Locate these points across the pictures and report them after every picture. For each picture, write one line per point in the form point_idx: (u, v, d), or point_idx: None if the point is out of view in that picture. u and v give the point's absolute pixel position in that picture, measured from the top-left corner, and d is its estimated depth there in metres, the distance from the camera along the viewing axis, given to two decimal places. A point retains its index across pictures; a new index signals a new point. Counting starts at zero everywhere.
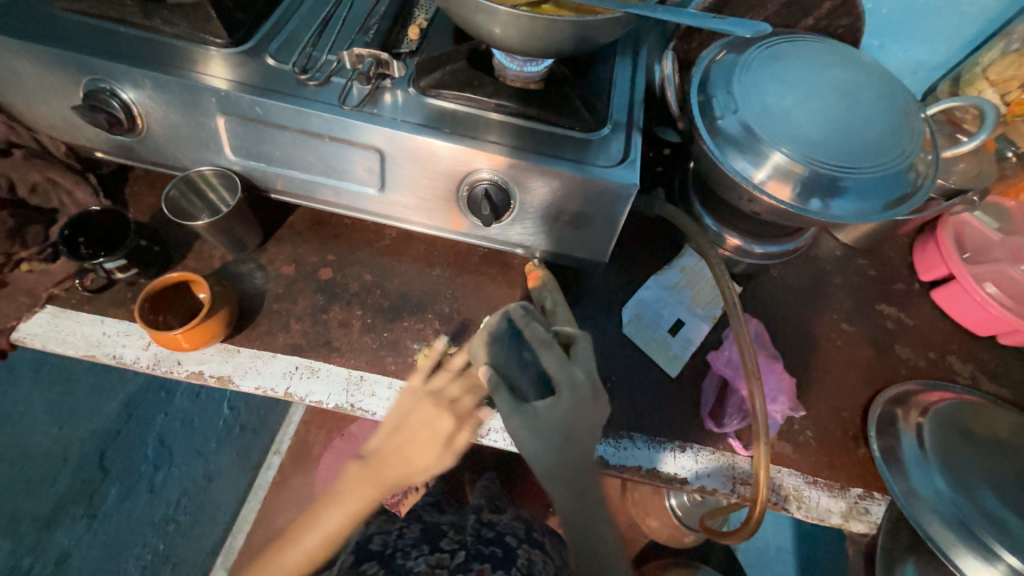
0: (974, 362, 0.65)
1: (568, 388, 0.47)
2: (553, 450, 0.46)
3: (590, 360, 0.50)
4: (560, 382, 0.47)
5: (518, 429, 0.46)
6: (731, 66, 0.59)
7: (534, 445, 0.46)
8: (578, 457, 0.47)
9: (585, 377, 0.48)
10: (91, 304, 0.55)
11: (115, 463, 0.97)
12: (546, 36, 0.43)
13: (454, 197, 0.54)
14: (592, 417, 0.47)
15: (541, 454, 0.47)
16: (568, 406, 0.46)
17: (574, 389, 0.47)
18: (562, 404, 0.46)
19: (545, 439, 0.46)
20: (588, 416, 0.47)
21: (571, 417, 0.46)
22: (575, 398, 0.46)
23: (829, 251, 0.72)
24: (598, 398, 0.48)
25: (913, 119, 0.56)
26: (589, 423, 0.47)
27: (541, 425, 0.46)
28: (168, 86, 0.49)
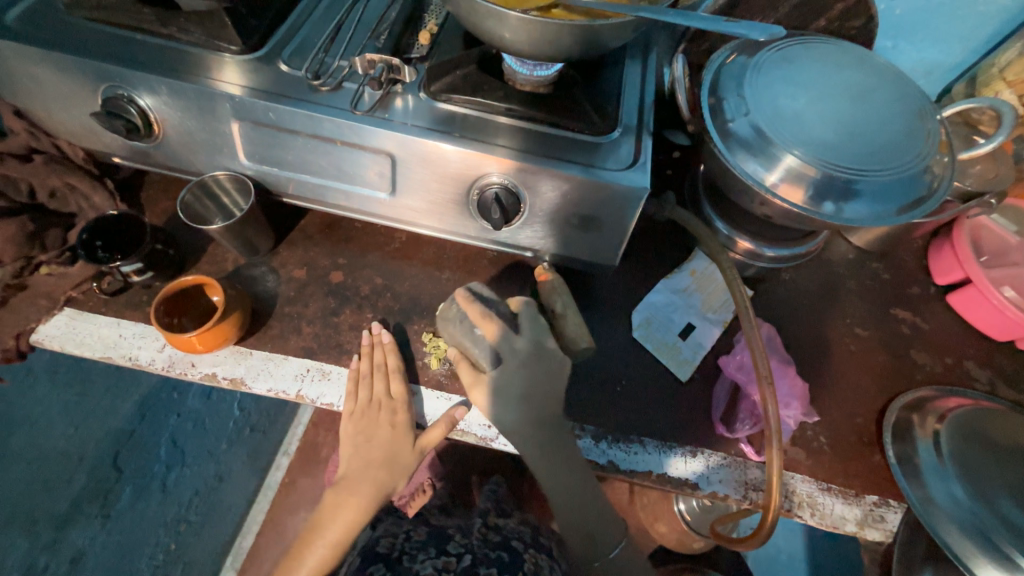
0: (992, 367, 0.63)
1: (515, 353, 0.51)
2: (518, 412, 0.51)
3: (539, 326, 0.53)
4: (506, 351, 0.51)
5: (484, 400, 0.52)
6: (743, 68, 0.58)
7: (499, 410, 0.52)
8: (542, 419, 0.51)
9: (534, 340, 0.52)
10: (108, 306, 0.56)
11: (129, 464, 0.94)
12: (556, 40, 0.43)
13: (465, 201, 0.55)
14: (551, 374, 0.52)
15: (509, 420, 0.52)
16: (520, 368, 0.51)
17: (520, 353, 0.51)
18: (511, 368, 0.51)
19: (507, 401, 0.51)
20: (545, 373, 0.51)
21: (524, 378, 0.51)
22: (522, 360, 0.51)
23: (842, 255, 0.72)
24: (551, 356, 0.52)
25: (929, 121, 0.55)
26: (546, 379, 0.51)
27: (500, 390, 0.51)
28: (184, 92, 0.50)
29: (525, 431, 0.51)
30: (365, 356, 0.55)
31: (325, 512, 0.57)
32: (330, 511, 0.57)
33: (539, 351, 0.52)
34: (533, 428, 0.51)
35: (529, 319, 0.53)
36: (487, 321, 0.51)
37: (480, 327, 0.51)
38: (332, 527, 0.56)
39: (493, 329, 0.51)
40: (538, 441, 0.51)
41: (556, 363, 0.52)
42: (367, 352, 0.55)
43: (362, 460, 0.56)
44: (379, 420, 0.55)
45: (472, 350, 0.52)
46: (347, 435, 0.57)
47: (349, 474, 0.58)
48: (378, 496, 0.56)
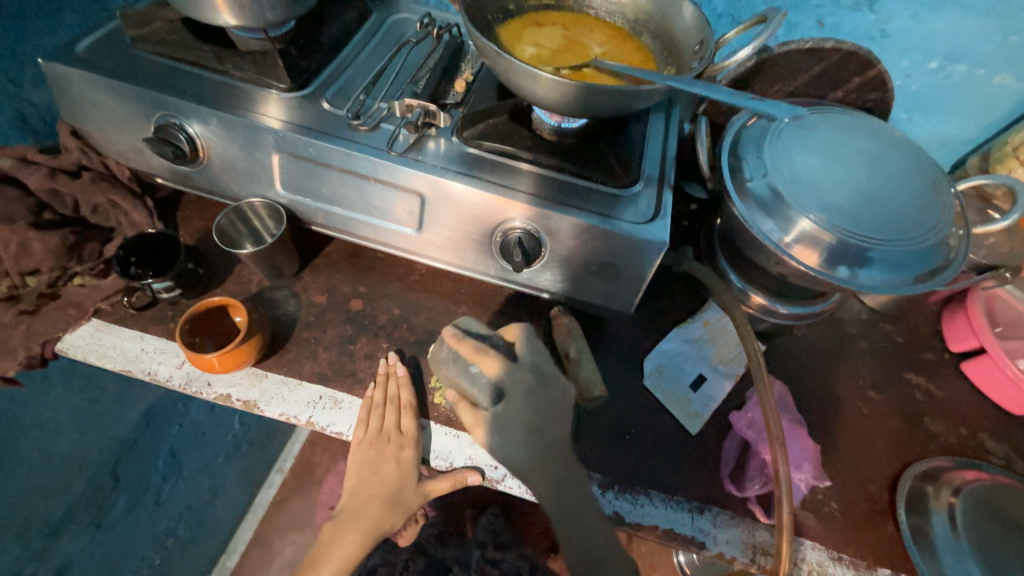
0: (1008, 441, 0.62)
1: (515, 381, 0.51)
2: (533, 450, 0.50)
3: (540, 353, 0.54)
4: (509, 382, 0.51)
5: (493, 436, 0.50)
6: (762, 131, 0.60)
7: (508, 447, 0.51)
8: (550, 449, 0.51)
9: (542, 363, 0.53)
10: (134, 320, 0.58)
11: (126, 473, 0.91)
12: (587, 100, 0.46)
13: (488, 241, 0.56)
14: (556, 399, 0.52)
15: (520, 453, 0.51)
16: (524, 398, 0.51)
17: (524, 382, 0.51)
18: (517, 395, 0.51)
19: (512, 434, 0.51)
20: (548, 398, 0.52)
21: (529, 407, 0.51)
22: (525, 388, 0.51)
23: (854, 315, 0.72)
24: (554, 380, 0.53)
25: (944, 194, 0.56)
26: (551, 404, 0.52)
27: (503, 426, 0.51)
28: (231, 124, 0.53)
29: (531, 469, 0.51)
30: (380, 383, 0.56)
31: (323, 548, 0.58)
32: (331, 541, 0.58)
33: (542, 375, 0.53)
34: (545, 461, 0.50)
35: (528, 345, 0.54)
36: (482, 356, 0.51)
37: (475, 362, 0.52)
38: (328, 566, 0.56)
39: (491, 363, 0.51)
40: (545, 474, 0.50)
41: (561, 386, 0.53)
42: (383, 382, 0.56)
43: (367, 497, 0.58)
44: (387, 453, 0.55)
45: (470, 388, 0.52)
46: (355, 465, 0.58)
47: (353, 506, 0.59)
48: (381, 528, 0.57)
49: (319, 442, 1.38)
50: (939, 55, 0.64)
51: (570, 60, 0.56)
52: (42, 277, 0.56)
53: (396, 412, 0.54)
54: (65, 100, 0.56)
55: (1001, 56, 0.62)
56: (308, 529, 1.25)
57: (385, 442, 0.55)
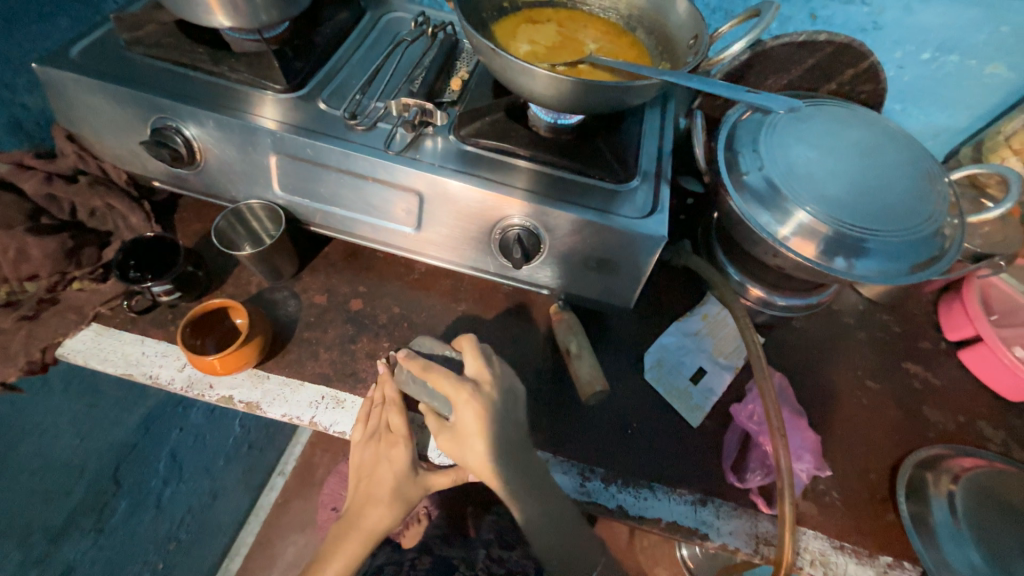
0: (1005, 428, 0.63)
1: (462, 395, 0.49)
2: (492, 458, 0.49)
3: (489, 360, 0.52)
4: (457, 397, 0.49)
5: (451, 447, 0.50)
6: (758, 125, 0.61)
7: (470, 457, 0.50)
8: (511, 453, 0.50)
9: (484, 374, 0.50)
10: (134, 323, 0.57)
11: (127, 478, 0.90)
12: (582, 96, 0.46)
13: (486, 238, 0.57)
14: (506, 403, 0.50)
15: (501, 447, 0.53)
16: (472, 411, 0.49)
17: (471, 393, 0.49)
18: (465, 411, 0.49)
19: (473, 449, 0.49)
20: (500, 404, 0.50)
21: (480, 418, 0.49)
22: (472, 400, 0.48)
23: (852, 305, 0.73)
24: (501, 386, 0.51)
25: (938, 184, 0.57)
26: (502, 408, 0.50)
27: (458, 436, 0.50)
28: (227, 126, 0.53)
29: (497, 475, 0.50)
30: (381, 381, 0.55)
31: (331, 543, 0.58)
32: (334, 542, 0.58)
33: (488, 385, 0.50)
34: (503, 466, 0.49)
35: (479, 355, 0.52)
36: (429, 374, 0.50)
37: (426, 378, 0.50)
38: (332, 567, 0.56)
39: (437, 379, 0.50)
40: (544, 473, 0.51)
41: (508, 391, 0.51)
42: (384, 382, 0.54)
43: (365, 497, 0.57)
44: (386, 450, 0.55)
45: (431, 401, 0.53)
46: (356, 464, 0.58)
47: (353, 505, 0.58)
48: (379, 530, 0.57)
49: (320, 444, 1.37)
50: (931, 46, 0.65)
51: (565, 56, 0.57)
52: (41, 282, 0.56)
53: (400, 414, 0.53)
54: (60, 105, 0.56)
55: (992, 46, 0.63)
56: (310, 531, 1.25)
57: (383, 444, 0.54)
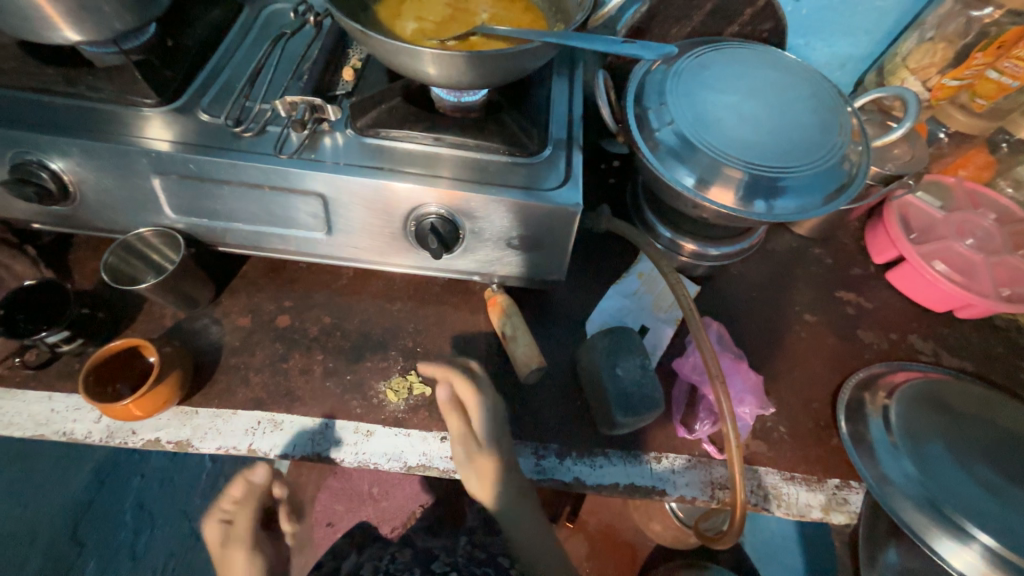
0: (934, 338, 0.66)
1: (605, 382, 0.53)
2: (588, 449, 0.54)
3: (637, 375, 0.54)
4: (608, 382, 0.53)
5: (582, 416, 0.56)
6: (664, 77, 0.60)
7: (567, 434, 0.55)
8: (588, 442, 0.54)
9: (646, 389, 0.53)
10: (38, 379, 0.53)
11: (91, 535, 0.87)
12: (469, 69, 0.44)
13: (404, 232, 0.54)
14: (603, 412, 0.53)
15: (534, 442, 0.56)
16: (609, 400, 0.53)
17: (608, 384, 0.53)
18: (606, 392, 0.53)
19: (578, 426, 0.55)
20: (602, 408, 0.53)
21: (604, 406, 0.53)
22: (618, 397, 0.52)
23: (785, 244, 0.74)
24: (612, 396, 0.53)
25: (843, 112, 0.57)
26: (608, 410, 0.53)
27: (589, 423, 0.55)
28: (96, 151, 0.48)
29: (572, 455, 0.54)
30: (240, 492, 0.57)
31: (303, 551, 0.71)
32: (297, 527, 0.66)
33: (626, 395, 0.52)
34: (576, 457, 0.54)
35: (628, 357, 0.55)
36: (622, 346, 0.55)
37: (609, 359, 0.54)
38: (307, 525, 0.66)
39: (615, 362, 0.54)
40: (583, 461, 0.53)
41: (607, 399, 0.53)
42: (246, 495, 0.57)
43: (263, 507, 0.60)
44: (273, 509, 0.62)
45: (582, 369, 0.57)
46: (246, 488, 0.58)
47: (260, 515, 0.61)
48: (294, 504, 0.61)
49: None
50: None
51: (454, 30, 0.54)
52: None
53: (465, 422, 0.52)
54: None
55: None
56: None
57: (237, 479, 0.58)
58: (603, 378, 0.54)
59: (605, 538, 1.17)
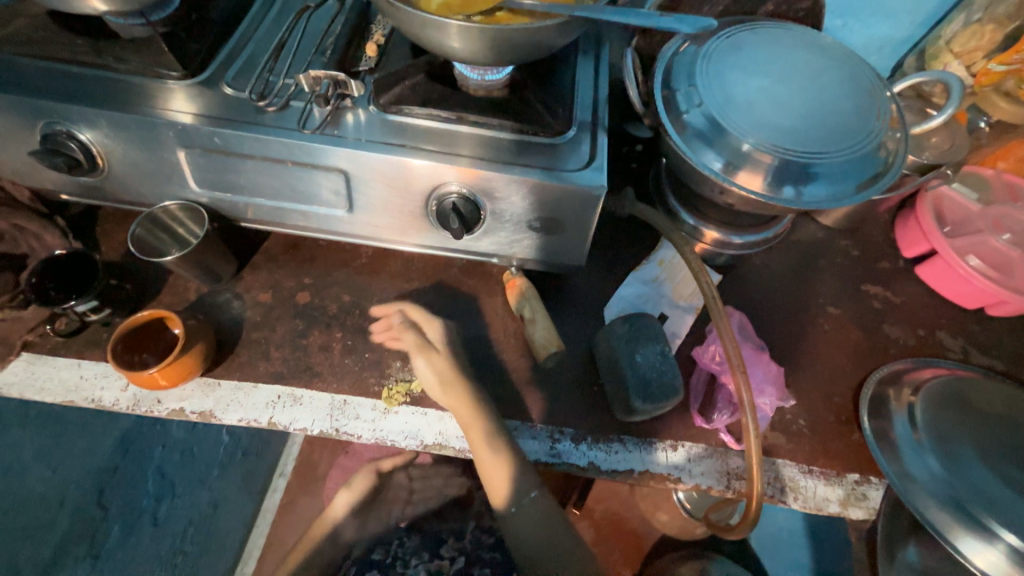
0: (964, 336, 0.64)
1: (620, 363, 0.53)
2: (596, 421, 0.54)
3: (655, 358, 0.53)
4: (622, 361, 0.53)
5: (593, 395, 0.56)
6: (694, 58, 0.58)
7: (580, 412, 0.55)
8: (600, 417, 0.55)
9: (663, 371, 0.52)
10: (67, 347, 0.54)
11: (114, 500, 0.88)
12: (497, 44, 0.43)
13: (425, 211, 0.54)
14: (617, 392, 0.53)
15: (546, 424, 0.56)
16: (623, 381, 0.53)
17: (621, 363, 0.53)
18: (620, 373, 0.53)
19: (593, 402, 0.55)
20: (617, 388, 0.54)
21: (618, 386, 0.53)
22: (634, 378, 0.52)
23: (811, 235, 0.72)
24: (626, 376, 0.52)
25: (881, 97, 0.55)
26: (622, 391, 0.53)
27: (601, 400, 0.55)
28: (124, 123, 0.48)
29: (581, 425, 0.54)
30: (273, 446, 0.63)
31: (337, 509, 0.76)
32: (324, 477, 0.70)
33: (642, 376, 0.52)
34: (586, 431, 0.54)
35: (643, 339, 0.54)
36: (639, 329, 0.55)
37: (626, 341, 0.54)
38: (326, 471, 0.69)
39: (631, 343, 0.54)
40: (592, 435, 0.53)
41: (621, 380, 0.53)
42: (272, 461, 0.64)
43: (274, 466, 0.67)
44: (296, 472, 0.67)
45: (599, 350, 0.57)
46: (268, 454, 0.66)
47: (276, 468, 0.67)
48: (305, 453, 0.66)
49: None
50: None
51: None
52: None
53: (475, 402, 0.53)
54: None
55: None
56: None
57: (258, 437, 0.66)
58: (619, 357, 0.53)
59: (611, 526, 1.17)
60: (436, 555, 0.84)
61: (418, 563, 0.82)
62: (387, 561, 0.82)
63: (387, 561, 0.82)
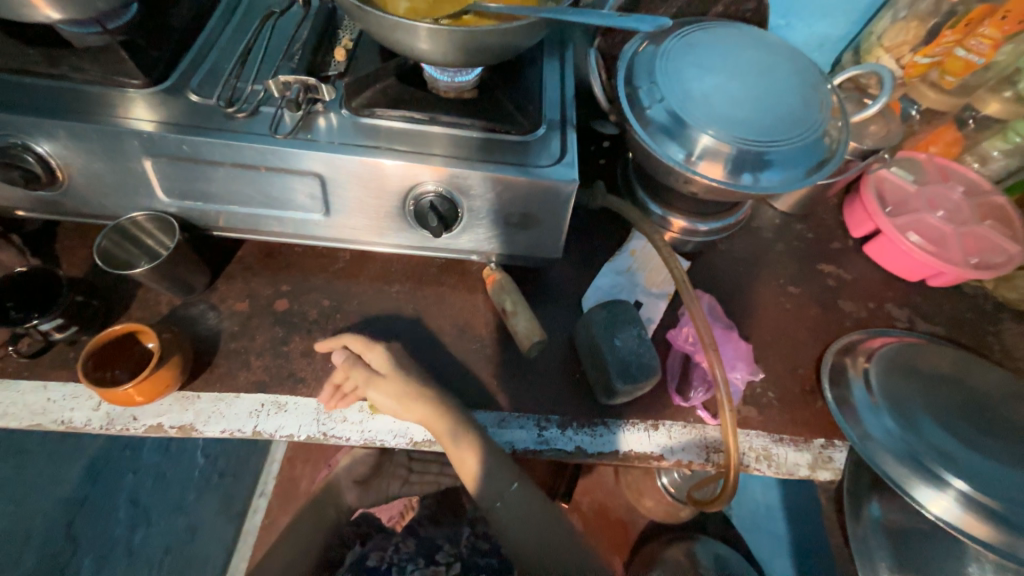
0: (909, 306, 0.70)
1: (599, 351, 0.55)
2: (577, 418, 0.56)
3: (633, 345, 0.55)
4: (603, 350, 0.55)
5: (576, 390, 0.58)
6: (653, 56, 0.61)
7: (565, 405, 0.57)
8: (581, 415, 0.56)
9: (644, 358, 0.55)
10: (31, 369, 0.52)
11: (86, 532, 0.84)
12: (466, 45, 0.44)
13: (402, 212, 0.55)
14: (598, 379, 0.56)
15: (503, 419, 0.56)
16: (602, 368, 0.55)
17: (601, 352, 0.55)
18: (601, 361, 0.55)
19: (572, 398, 0.57)
20: (597, 375, 0.56)
21: (598, 374, 0.55)
22: (614, 365, 0.54)
23: (769, 220, 0.77)
24: (605, 363, 0.55)
25: (823, 89, 0.60)
26: (602, 379, 0.55)
27: (582, 394, 0.57)
28: (85, 133, 0.47)
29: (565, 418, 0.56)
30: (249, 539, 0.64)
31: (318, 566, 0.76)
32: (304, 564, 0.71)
33: (623, 362, 0.54)
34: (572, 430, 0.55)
35: (622, 326, 0.56)
36: (617, 316, 0.57)
37: (607, 327, 0.56)
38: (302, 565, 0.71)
39: (610, 330, 0.56)
40: (577, 431, 0.55)
41: (599, 368, 0.55)
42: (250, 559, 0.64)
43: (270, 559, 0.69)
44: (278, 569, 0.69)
45: (578, 340, 0.58)
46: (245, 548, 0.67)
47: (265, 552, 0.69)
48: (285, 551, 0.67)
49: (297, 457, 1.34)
50: None
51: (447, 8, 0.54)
52: None
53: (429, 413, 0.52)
54: None
55: None
56: None
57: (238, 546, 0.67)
58: (598, 346, 0.55)
59: (598, 517, 1.20)
60: (433, 560, 0.80)
61: (415, 569, 0.78)
62: (382, 567, 0.78)
63: (382, 567, 0.78)
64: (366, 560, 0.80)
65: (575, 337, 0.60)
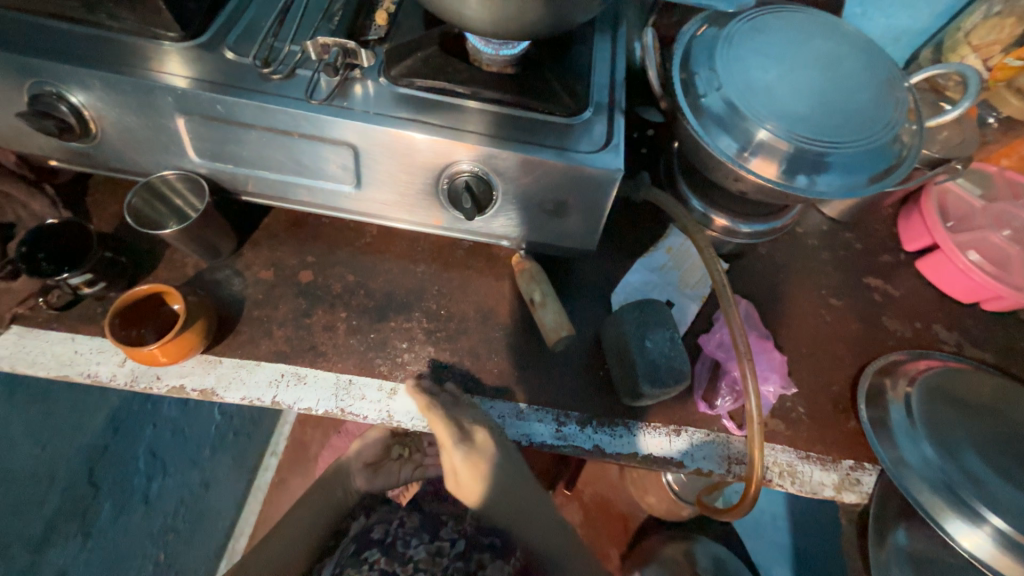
0: (958, 329, 0.66)
1: (627, 349, 0.53)
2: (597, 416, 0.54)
3: (663, 348, 0.53)
4: (631, 349, 0.53)
5: (598, 388, 0.56)
6: (713, 40, 0.57)
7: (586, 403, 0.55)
8: (601, 414, 0.54)
9: (674, 361, 0.52)
10: (60, 321, 0.52)
11: (106, 479, 0.85)
12: (519, 15, 0.41)
13: (434, 190, 0.52)
14: (623, 378, 0.54)
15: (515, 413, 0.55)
16: (629, 367, 0.53)
17: (629, 349, 0.53)
18: (629, 359, 0.53)
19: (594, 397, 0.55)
20: (623, 373, 0.54)
21: (624, 372, 0.53)
22: (642, 365, 0.52)
23: (815, 226, 0.73)
24: (632, 362, 0.53)
25: (897, 88, 0.55)
26: (628, 377, 0.53)
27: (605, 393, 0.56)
28: (119, 85, 0.46)
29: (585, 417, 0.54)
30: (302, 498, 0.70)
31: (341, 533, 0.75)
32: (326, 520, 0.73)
33: (652, 363, 0.52)
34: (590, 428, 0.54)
35: (654, 325, 0.54)
36: (649, 314, 0.55)
37: (638, 325, 0.54)
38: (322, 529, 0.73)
39: (640, 328, 0.54)
40: (596, 429, 0.54)
41: (626, 366, 0.53)
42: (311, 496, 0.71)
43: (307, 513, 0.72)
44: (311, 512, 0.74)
45: (607, 336, 0.56)
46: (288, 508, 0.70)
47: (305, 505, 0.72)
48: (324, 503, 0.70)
49: (308, 422, 1.36)
50: None
51: None
52: None
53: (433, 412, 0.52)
54: None
55: None
56: None
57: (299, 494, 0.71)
58: (627, 344, 0.53)
59: (598, 508, 1.20)
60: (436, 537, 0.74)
61: (419, 544, 0.72)
62: (387, 541, 0.72)
63: (386, 540, 0.72)
64: (372, 532, 0.73)
65: (603, 333, 0.58)
